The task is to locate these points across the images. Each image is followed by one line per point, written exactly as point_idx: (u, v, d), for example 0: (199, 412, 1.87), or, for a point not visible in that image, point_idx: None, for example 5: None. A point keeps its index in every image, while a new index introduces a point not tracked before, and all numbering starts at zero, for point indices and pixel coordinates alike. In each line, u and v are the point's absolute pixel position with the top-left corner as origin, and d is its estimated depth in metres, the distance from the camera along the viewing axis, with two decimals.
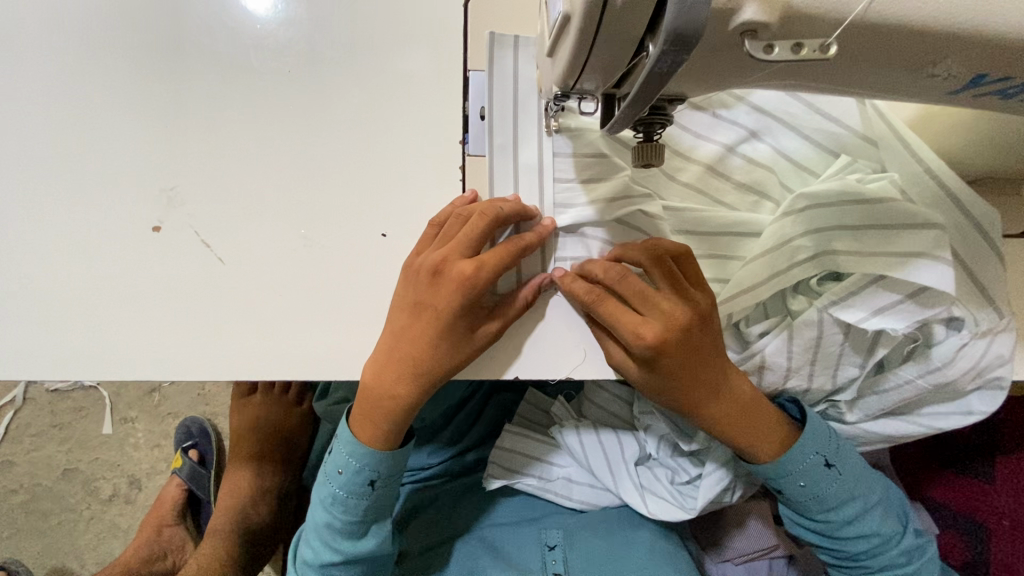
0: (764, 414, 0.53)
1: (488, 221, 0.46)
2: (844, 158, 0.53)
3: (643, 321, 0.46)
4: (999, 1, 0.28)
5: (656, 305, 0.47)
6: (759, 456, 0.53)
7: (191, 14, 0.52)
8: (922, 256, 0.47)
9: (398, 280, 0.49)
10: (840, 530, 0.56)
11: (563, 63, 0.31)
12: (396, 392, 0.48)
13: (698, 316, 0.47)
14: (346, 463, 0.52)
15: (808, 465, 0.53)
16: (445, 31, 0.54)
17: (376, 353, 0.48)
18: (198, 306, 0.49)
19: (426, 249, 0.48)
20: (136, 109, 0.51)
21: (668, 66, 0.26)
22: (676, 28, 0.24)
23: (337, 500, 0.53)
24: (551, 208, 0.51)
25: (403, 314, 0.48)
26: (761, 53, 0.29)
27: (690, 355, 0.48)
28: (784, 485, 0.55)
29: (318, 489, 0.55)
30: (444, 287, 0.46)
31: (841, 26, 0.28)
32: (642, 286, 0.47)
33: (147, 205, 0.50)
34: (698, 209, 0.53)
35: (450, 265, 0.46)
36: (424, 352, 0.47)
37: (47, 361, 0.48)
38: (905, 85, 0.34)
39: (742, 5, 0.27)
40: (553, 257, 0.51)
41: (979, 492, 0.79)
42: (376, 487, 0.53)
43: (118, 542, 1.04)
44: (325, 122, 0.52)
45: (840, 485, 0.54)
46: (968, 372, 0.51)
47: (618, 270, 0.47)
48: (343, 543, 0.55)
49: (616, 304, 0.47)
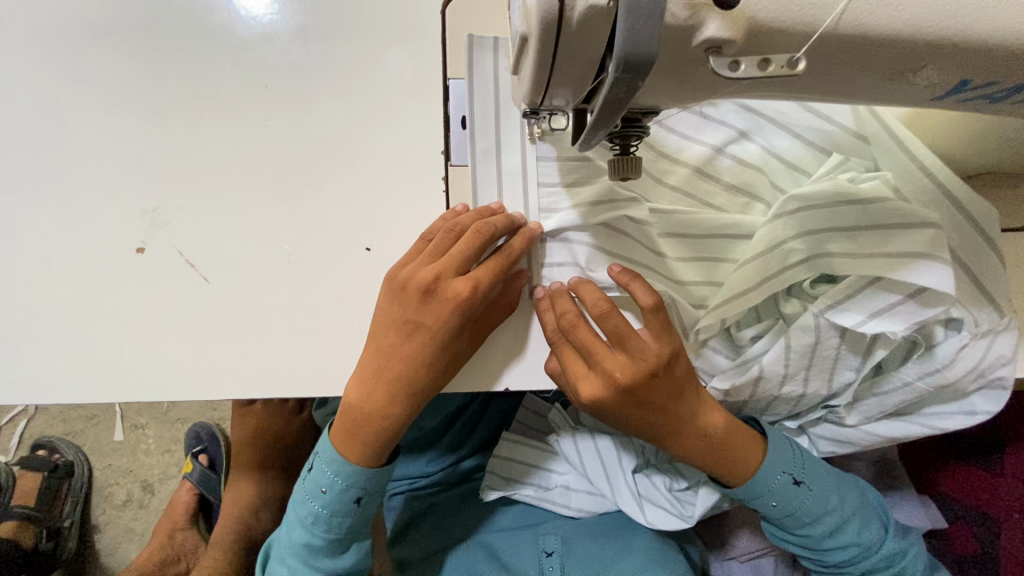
0: (723, 460, 0.53)
1: (482, 240, 0.46)
2: (836, 157, 0.52)
3: (585, 376, 0.47)
4: (968, 10, 0.27)
5: (601, 364, 0.47)
6: (725, 481, 0.54)
7: (172, 29, 0.52)
8: (915, 257, 0.46)
9: (381, 295, 0.48)
10: (820, 541, 0.56)
11: (527, 84, 0.31)
12: (388, 412, 0.48)
13: (644, 373, 0.47)
14: (330, 482, 0.52)
15: (777, 486, 0.54)
16: (426, 37, 0.53)
17: (362, 372, 0.48)
18: (187, 325, 0.49)
19: (414, 263, 0.47)
20: (120, 128, 0.51)
21: (624, 91, 0.27)
22: (627, 55, 0.25)
23: (320, 518, 0.53)
24: (535, 215, 0.50)
25: (392, 331, 0.47)
26: (727, 70, 0.28)
27: (633, 405, 0.49)
28: (758, 505, 0.55)
29: (297, 508, 0.55)
30: (436, 307, 0.46)
31: (809, 40, 0.28)
32: (590, 340, 0.47)
33: (133, 225, 0.50)
34: (688, 212, 0.52)
35: (443, 284, 0.46)
36: (417, 370, 0.47)
37: (41, 382, 0.48)
38: (885, 94, 0.33)
39: (704, 22, 0.26)
40: (542, 264, 0.50)
41: (990, 486, 0.77)
42: (361, 504, 0.53)
43: (134, 545, 1.06)
44: (307, 134, 0.51)
45: (813, 501, 0.54)
46: (968, 373, 0.50)
47: (571, 317, 0.47)
48: (322, 560, 0.56)
49: (564, 347, 0.48)
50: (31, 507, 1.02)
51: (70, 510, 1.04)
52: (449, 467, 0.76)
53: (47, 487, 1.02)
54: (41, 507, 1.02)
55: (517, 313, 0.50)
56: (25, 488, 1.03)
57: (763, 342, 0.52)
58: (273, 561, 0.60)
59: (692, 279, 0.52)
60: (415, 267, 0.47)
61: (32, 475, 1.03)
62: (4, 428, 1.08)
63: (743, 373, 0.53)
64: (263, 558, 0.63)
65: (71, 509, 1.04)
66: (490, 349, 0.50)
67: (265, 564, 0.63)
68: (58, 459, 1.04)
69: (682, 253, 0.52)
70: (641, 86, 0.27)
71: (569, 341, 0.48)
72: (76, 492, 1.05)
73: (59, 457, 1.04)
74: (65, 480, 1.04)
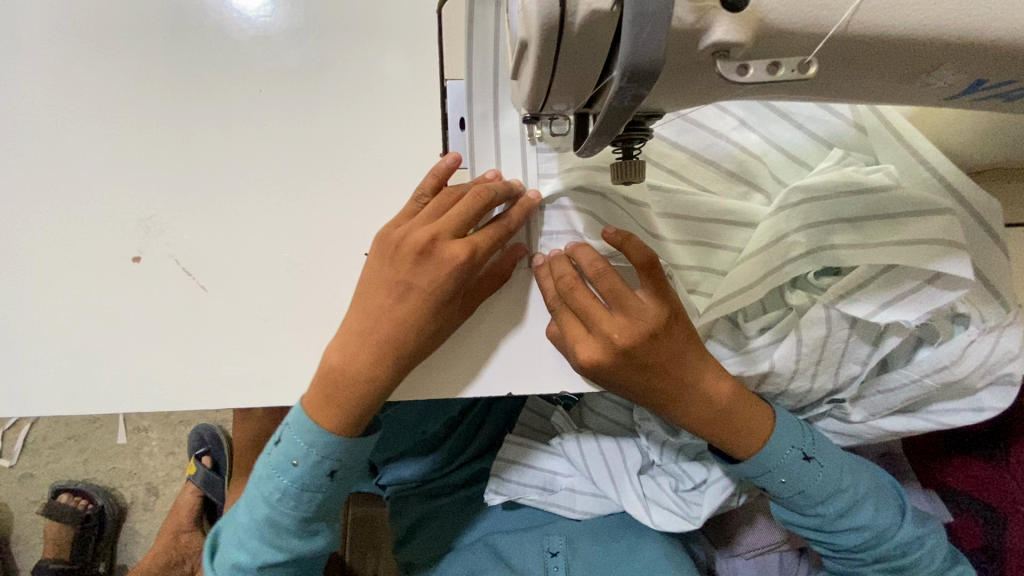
0: (729, 426, 0.50)
1: (482, 204, 0.45)
2: (837, 152, 0.52)
3: (584, 338, 0.46)
4: (980, 10, 0.27)
5: (599, 324, 0.46)
6: (733, 446, 0.51)
7: (161, 35, 0.51)
8: (932, 244, 0.46)
9: (373, 255, 0.47)
10: (832, 523, 0.55)
11: (526, 89, 0.30)
12: (372, 375, 0.45)
13: (643, 334, 0.46)
14: (302, 453, 0.47)
15: (787, 461, 0.52)
16: (423, 39, 0.53)
17: (347, 334, 0.46)
18: (187, 335, 0.48)
19: (410, 224, 0.46)
20: (112, 135, 0.50)
21: (629, 100, 0.26)
22: (633, 64, 0.24)
23: (288, 494, 0.48)
24: (534, 181, 0.50)
25: (382, 292, 0.46)
26: (735, 75, 0.27)
27: (633, 368, 0.47)
28: (765, 483, 0.53)
29: (260, 483, 0.50)
30: (431, 266, 0.45)
31: (821, 42, 0.27)
32: (587, 302, 0.46)
33: (127, 235, 0.49)
34: (687, 194, 0.51)
35: (441, 245, 0.45)
36: (406, 333, 0.45)
37: (41, 396, 0.47)
38: (895, 94, 0.32)
39: (711, 26, 0.25)
40: (542, 234, 0.50)
41: (994, 478, 0.74)
42: (336, 478, 0.49)
43: (140, 547, 1.07)
44: (303, 138, 0.51)
45: (825, 477, 0.53)
46: (976, 369, 0.50)
47: (569, 280, 0.47)
48: (290, 540, 0.51)
49: (565, 313, 0.48)
50: (66, 561, 1.03)
51: (101, 551, 1.06)
52: (451, 471, 0.76)
53: (81, 535, 1.03)
54: (76, 558, 1.04)
55: (518, 317, 0.50)
56: (52, 537, 1.04)
57: (769, 336, 0.51)
58: (225, 547, 0.54)
59: (688, 265, 0.51)
60: (410, 227, 0.46)
61: (60, 526, 1.03)
62: (7, 433, 1.08)
63: (749, 364, 0.52)
64: (209, 547, 0.57)
65: (101, 552, 1.06)
66: (492, 353, 0.50)
67: (211, 554, 0.57)
68: (87, 506, 1.04)
69: (681, 240, 0.51)
70: (646, 95, 0.26)
71: (568, 306, 0.47)
72: (107, 533, 1.06)
73: (89, 504, 1.04)
74: (100, 525, 1.05)
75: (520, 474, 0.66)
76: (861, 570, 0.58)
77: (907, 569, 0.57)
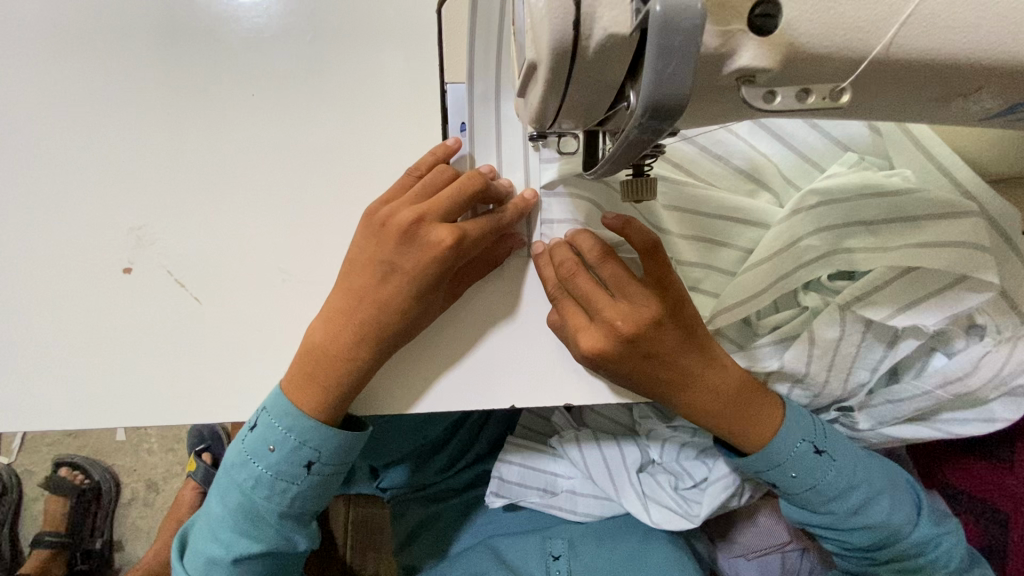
0: (726, 415, 0.49)
1: (473, 189, 0.44)
2: (852, 155, 0.50)
3: (586, 326, 0.45)
4: (1014, 30, 0.26)
5: (601, 312, 0.45)
6: (731, 435, 0.50)
7: (147, 33, 0.48)
8: (961, 249, 0.45)
9: (359, 233, 0.45)
10: (844, 520, 0.54)
11: (534, 109, 0.29)
12: (352, 355, 0.44)
13: (647, 321, 0.45)
14: (280, 439, 0.46)
15: (797, 455, 0.51)
16: (421, 37, 0.51)
17: (330, 311, 0.45)
18: (181, 347, 0.47)
19: (398, 203, 0.45)
20: (100, 139, 0.48)
21: (650, 133, 0.24)
22: (656, 98, 0.22)
23: (263, 481, 0.47)
24: (536, 166, 0.49)
25: (366, 273, 0.44)
26: (761, 101, 0.25)
27: (637, 356, 0.45)
28: (774, 478, 0.52)
29: (234, 471, 0.48)
30: (414, 247, 0.43)
31: (854, 65, 0.26)
32: (589, 288, 0.45)
33: (116, 245, 0.47)
34: (696, 188, 0.50)
35: (427, 226, 0.43)
36: (388, 318, 0.44)
37: (31, 411, 0.46)
38: (924, 113, 0.31)
39: (736, 50, 0.24)
40: (538, 223, 0.49)
41: (997, 479, 0.73)
42: (313, 471, 0.47)
43: (141, 542, 1.06)
44: (297, 142, 0.49)
45: (836, 473, 0.52)
46: (989, 381, 0.49)
47: (570, 265, 0.46)
48: (264, 530, 0.49)
49: (565, 301, 0.47)
50: (63, 533, 1.04)
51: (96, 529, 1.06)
52: (454, 474, 0.75)
53: (78, 509, 1.04)
54: (74, 530, 1.04)
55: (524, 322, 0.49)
56: (51, 510, 1.05)
57: (780, 341, 0.50)
58: (197, 540, 0.51)
59: (693, 262, 0.49)
60: (397, 207, 0.44)
61: (58, 499, 1.05)
62: None
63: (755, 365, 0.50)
64: (178, 545, 0.53)
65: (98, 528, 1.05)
66: (492, 365, 0.48)
67: (179, 552, 0.53)
68: (83, 480, 1.04)
69: (685, 235, 0.49)
70: (668, 128, 0.24)
71: (570, 293, 0.46)
72: (101, 514, 1.05)
73: (85, 479, 1.05)
74: (94, 500, 1.05)
75: (518, 467, 0.66)
76: (872, 569, 0.57)
77: (920, 571, 0.56)
